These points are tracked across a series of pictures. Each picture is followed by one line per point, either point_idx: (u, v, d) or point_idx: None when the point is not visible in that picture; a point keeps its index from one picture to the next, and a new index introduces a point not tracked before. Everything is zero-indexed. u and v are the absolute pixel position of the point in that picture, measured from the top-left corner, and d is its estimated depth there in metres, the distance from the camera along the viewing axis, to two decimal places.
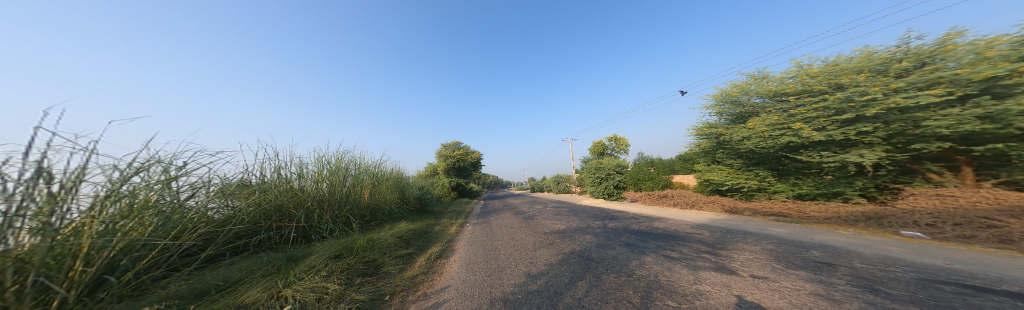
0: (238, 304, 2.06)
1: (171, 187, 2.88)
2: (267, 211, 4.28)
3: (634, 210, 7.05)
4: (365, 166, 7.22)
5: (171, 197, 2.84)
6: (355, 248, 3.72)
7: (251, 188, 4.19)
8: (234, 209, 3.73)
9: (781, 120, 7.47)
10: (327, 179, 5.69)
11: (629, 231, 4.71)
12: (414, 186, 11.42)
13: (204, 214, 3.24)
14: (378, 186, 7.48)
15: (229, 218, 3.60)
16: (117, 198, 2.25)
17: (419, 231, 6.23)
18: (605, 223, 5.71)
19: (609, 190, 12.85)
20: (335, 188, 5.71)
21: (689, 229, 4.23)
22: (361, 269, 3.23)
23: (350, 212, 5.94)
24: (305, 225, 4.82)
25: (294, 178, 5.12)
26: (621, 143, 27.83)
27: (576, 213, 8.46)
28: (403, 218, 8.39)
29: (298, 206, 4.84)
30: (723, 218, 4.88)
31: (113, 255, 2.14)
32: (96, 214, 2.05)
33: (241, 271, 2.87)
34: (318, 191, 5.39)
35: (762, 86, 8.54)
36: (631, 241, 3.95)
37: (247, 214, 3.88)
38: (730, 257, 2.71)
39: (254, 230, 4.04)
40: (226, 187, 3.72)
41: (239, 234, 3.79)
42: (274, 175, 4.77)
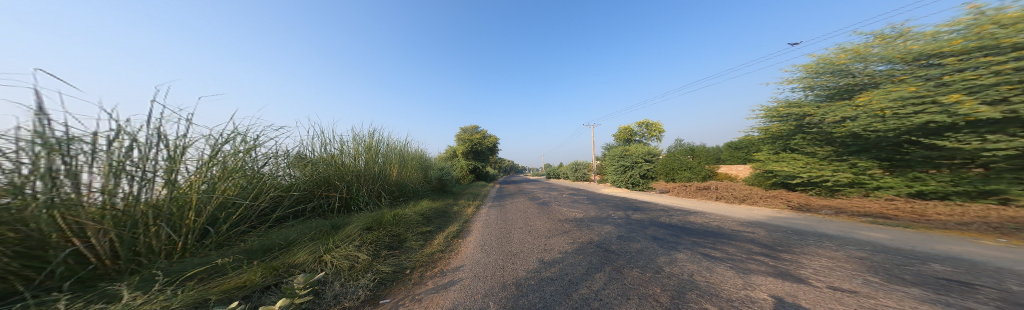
0: (289, 263, 2.28)
1: (253, 155, 3.34)
2: (318, 181, 4.81)
3: (666, 202, 6.30)
4: (392, 146, 7.59)
5: (254, 164, 3.32)
6: (385, 222, 3.93)
7: (309, 160, 4.74)
8: (296, 177, 4.29)
9: (920, 92, 4.91)
10: (365, 157, 6.10)
11: (658, 223, 4.20)
12: (436, 167, 11.98)
13: (276, 180, 3.77)
14: (404, 165, 7.90)
15: (289, 185, 4.10)
16: (214, 163, 2.68)
17: (439, 209, 6.50)
18: (630, 214, 5.20)
19: (633, 180, 11.80)
20: (370, 164, 6.12)
21: (739, 227, 3.55)
22: (387, 242, 3.41)
23: (382, 188, 6.37)
24: (346, 196, 5.31)
25: (339, 154, 5.56)
26: (655, 129, 25.21)
27: (597, 201, 7.95)
28: (425, 196, 8.90)
29: (341, 178, 5.29)
30: (786, 216, 4.01)
31: (211, 212, 2.63)
32: (200, 175, 2.47)
33: (297, 232, 3.26)
34: (358, 167, 5.81)
35: (894, 45, 5.72)
36: (660, 234, 3.49)
37: (301, 184, 4.36)
38: (796, 262, 2.16)
39: (308, 197, 4.59)
40: (290, 160, 4.25)
41: (297, 199, 4.34)
42: (322, 151, 5.23)
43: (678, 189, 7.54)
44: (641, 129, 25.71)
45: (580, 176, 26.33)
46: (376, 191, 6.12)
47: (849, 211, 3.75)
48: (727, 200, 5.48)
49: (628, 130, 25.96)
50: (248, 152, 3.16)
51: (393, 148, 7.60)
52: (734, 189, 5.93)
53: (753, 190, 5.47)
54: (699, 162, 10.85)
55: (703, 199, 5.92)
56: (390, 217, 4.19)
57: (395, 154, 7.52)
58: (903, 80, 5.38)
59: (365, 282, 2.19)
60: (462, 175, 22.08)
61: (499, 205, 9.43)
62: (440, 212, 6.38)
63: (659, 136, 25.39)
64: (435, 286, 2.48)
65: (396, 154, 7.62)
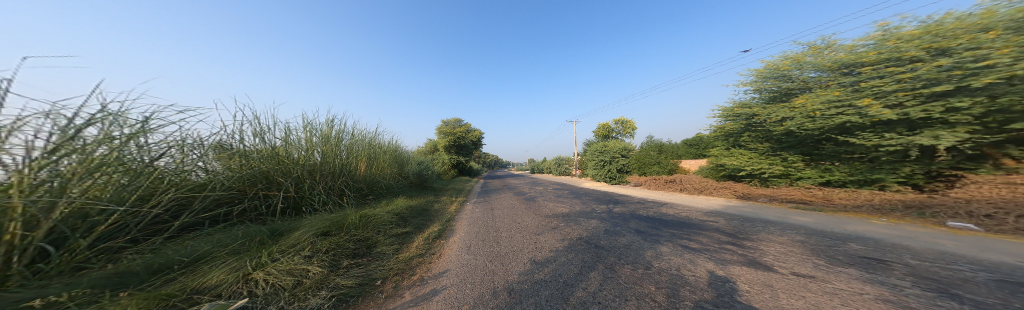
0: (194, 287, 1.73)
1: (139, 143, 2.55)
2: (251, 176, 3.91)
3: (639, 194, 6.83)
4: (359, 139, 6.68)
5: (139, 155, 2.54)
6: (347, 225, 3.39)
7: (233, 150, 3.84)
8: (216, 171, 3.47)
9: (842, 96, 6.17)
10: (319, 148, 5.22)
11: (637, 216, 4.48)
12: (413, 161, 11.15)
13: (181, 177, 2.96)
14: (374, 161, 7.06)
15: (204, 183, 3.23)
16: (67, 152, 1.93)
17: (417, 208, 5.98)
18: (610, 208, 5.50)
19: (611, 174, 12.65)
20: (327, 160, 5.26)
21: (703, 217, 3.96)
22: (350, 249, 2.94)
23: (344, 184, 5.57)
24: (295, 195, 4.44)
25: (279, 144, 4.62)
26: (627, 126, 27.24)
27: (579, 196, 8.30)
28: (402, 193, 8.21)
29: (286, 174, 4.42)
30: (737, 204, 4.64)
31: (58, 222, 1.86)
32: (39, 167, 1.75)
33: (214, 244, 2.56)
34: (311, 161, 4.96)
35: (824, 56, 7.11)
36: (641, 227, 3.71)
37: (224, 180, 3.48)
38: (759, 249, 2.45)
39: (236, 198, 3.66)
40: (203, 151, 3.38)
41: (219, 201, 3.43)
42: (255, 141, 4.29)
43: (649, 182, 8.27)
44: (616, 126, 27.59)
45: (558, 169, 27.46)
46: (335, 188, 5.29)
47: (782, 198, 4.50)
48: (689, 192, 6.16)
49: (605, 126, 27.52)
50: (127, 139, 2.39)
51: (361, 140, 6.75)
52: (693, 181, 6.70)
53: (709, 183, 6.23)
54: (666, 157, 12.10)
55: (670, 192, 6.57)
56: (357, 220, 3.65)
57: (364, 149, 6.67)
58: (832, 85, 6.69)
59: (317, 302, 1.79)
60: (445, 169, 21.02)
61: (482, 201, 9.18)
62: (420, 211, 5.88)
63: (632, 132, 27.53)
64: (414, 297, 2.21)
65: (366, 149, 6.75)
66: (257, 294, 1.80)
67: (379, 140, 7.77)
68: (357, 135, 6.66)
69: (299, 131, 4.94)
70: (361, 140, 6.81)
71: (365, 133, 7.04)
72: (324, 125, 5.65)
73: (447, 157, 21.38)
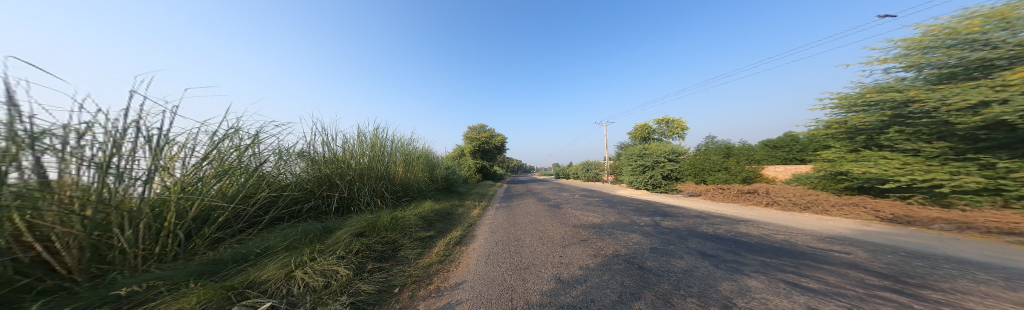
0: (248, 281, 1.76)
1: (256, 151, 3.11)
2: (319, 178, 4.54)
3: (698, 206, 5.39)
4: (395, 143, 7.22)
5: (255, 162, 3.06)
6: (381, 228, 3.49)
7: (311, 160, 4.45)
8: (299, 175, 4.06)
9: None
10: (369, 157, 5.75)
11: (697, 234, 3.40)
12: (441, 165, 11.68)
13: (275, 178, 3.49)
14: (409, 164, 7.50)
15: (286, 184, 3.75)
16: (210, 161, 2.42)
17: (441, 210, 6.05)
18: (656, 221, 4.43)
19: (654, 181, 10.80)
20: (373, 163, 5.78)
21: (818, 244, 2.69)
22: (377, 252, 2.89)
23: (386, 187, 5.98)
24: (346, 196, 4.93)
25: (340, 151, 5.25)
26: (676, 127, 23.52)
27: (613, 204, 7.15)
28: (430, 196, 8.56)
29: (341, 176, 4.92)
30: (880, 231, 3.09)
31: (197, 213, 2.29)
32: (190, 176, 2.22)
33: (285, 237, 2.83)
34: (364, 167, 5.49)
35: None
36: (706, 248, 2.73)
37: (299, 182, 4.05)
38: (960, 305, 1.38)
39: (307, 197, 4.22)
40: (293, 158, 3.98)
41: (295, 199, 3.98)
42: (325, 148, 4.96)
43: (712, 192, 6.55)
44: (659, 127, 23.99)
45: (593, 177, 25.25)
46: (378, 191, 5.71)
47: (982, 227, 2.78)
48: (784, 207, 4.53)
49: (643, 128, 24.33)
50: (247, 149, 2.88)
51: (399, 147, 7.27)
52: (789, 193, 4.87)
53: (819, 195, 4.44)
54: (737, 163, 9.57)
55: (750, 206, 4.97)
56: (389, 220, 3.79)
57: (400, 154, 7.18)
58: None
59: (339, 306, 1.59)
60: (471, 174, 21.94)
61: (505, 206, 8.86)
62: (443, 214, 5.91)
63: (683, 134, 23.65)
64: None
65: (399, 154, 7.24)
66: (292, 293, 1.69)
67: (413, 147, 8.32)
68: (396, 142, 7.23)
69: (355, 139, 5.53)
70: (399, 146, 7.36)
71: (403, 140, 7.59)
72: (375, 135, 6.29)
73: (473, 162, 22.35)
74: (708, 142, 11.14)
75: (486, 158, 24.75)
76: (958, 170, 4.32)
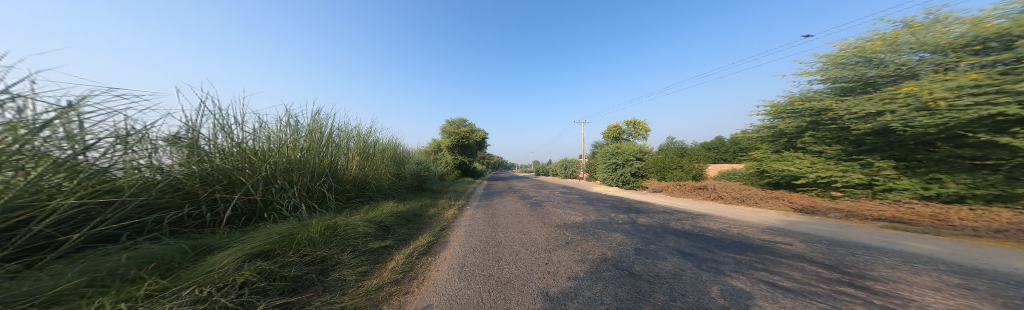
0: None
1: (70, 131, 2.15)
2: (208, 175, 3.30)
3: (664, 202, 5.92)
4: (344, 133, 5.98)
5: (65, 146, 2.07)
6: (299, 242, 2.62)
7: (192, 151, 3.23)
8: (166, 169, 2.88)
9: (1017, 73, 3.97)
10: (298, 147, 4.52)
11: (671, 232, 3.56)
12: (413, 161, 10.54)
13: (105, 176, 2.32)
14: (364, 159, 6.32)
15: (130, 184, 2.51)
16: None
17: (404, 213, 5.20)
18: (632, 218, 4.66)
19: (624, 178, 11.98)
20: (306, 155, 4.60)
21: (767, 236, 3.04)
22: (284, 280, 2.03)
23: (326, 186, 4.88)
24: (259, 199, 3.73)
25: (250, 140, 4.03)
26: (641, 128, 26.01)
27: (590, 202, 7.45)
28: (397, 196, 7.54)
29: (251, 173, 3.73)
30: (801, 220, 3.70)
31: None
32: None
33: (102, 264, 1.81)
34: (289, 160, 4.29)
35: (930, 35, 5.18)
36: (684, 248, 2.81)
37: (163, 180, 2.82)
38: (902, 297, 1.54)
39: (181, 203, 2.97)
40: (150, 146, 2.82)
41: (158, 206, 2.74)
42: (222, 137, 3.68)
43: (672, 188, 7.37)
44: (627, 128, 26.39)
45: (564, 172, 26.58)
46: (312, 191, 4.57)
47: (864, 215, 3.50)
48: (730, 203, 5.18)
49: (615, 128, 26.48)
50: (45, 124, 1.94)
51: (347, 138, 6.04)
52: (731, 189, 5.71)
53: (753, 191, 5.21)
54: (689, 161, 10.95)
55: (704, 201, 5.59)
56: (317, 230, 2.91)
57: (350, 147, 5.98)
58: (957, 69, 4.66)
59: None
60: (447, 171, 20.85)
61: (483, 205, 8.39)
62: (408, 218, 5.09)
63: (645, 134, 26.25)
64: None
65: (352, 147, 6.05)
66: None
67: (372, 140, 7.08)
68: (346, 131, 6.01)
69: (275, 124, 4.31)
70: (349, 137, 6.13)
71: (355, 129, 6.35)
72: (312, 124, 5.07)
73: (449, 158, 21.22)
74: (666, 144, 12.51)
75: (463, 153, 23.65)
76: (846, 169, 5.82)
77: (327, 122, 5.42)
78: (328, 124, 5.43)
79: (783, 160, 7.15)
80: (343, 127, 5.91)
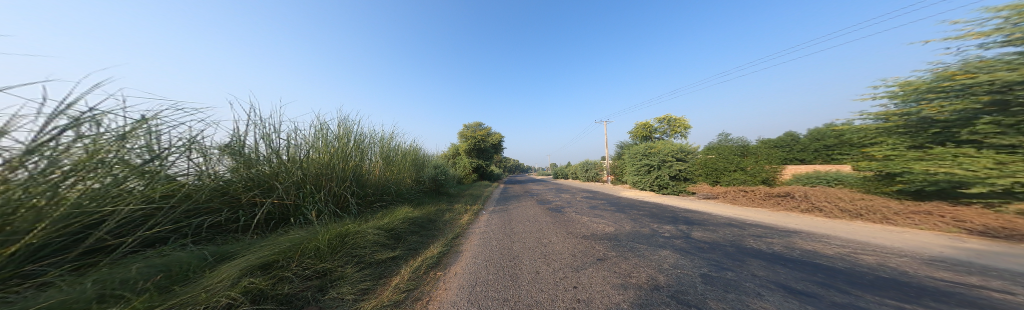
0: None
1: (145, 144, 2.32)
2: (249, 179, 3.42)
3: (726, 212, 4.65)
4: (368, 139, 6.15)
5: (142, 155, 2.26)
6: (311, 251, 2.39)
7: (238, 159, 3.40)
8: (215, 175, 3.03)
9: None
10: (328, 155, 4.66)
11: (748, 252, 2.57)
12: (431, 165, 10.69)
13: (170, 184, 2.48)
14: (381, 163, 6.38)
15: (185, 190, 2.63)
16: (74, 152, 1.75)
17: (418, 218, 5.01)
18: (683, 231, 3.66)
19: (661, 182, 10.27)
20: (335, 161, 4.71)
21: (938, 272, 1.91)
22: (284, 297, 1.67)
23: (350, 191, 4.93)
24: (288, 203, 3.74)
25: (287, 148, 4.21)
26: (678, 126, 23.05)
27: (623, 208, 6.40)
28: (414, 200, 7.57)
29: (283, 177, 3.80)
30: (988, 249, 2.35)
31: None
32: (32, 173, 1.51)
33: (126, 267, 1.64)
34: (317, 166, 4.40)
35: None
36: (785, 279, 1.89)
37: (207, 184, 2.90)
38: None
39: (219, 209, 3.00)
40: (203, 153, 3.02)
41: (201, 210, 2.79)
42: (262, 145, 3.84)
43: (733, 193, 5.93)
44: (659, 125, 23.58)
45: (591, 177, 24.80)
46: (336, 194, 4.61)
47: None
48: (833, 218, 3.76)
49: (648, 127, 23.82)
50: (125, 139, 2.11)
51: (371, 139, 6.24)
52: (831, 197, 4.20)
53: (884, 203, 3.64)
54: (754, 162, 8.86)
55: (789, 215, 4.21)
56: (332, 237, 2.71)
57: (370, 154, 6.08)
58: None
59: None
60: (466, 174, 21.29)
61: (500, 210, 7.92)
62: (421, 223, 4.87)
63: (684, 133, 23.09)
64: None
65: (372, 152, 6.17)
66: None
67: (391, 145, 7.22)
68: (369, 138, 6.17)
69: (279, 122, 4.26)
70: (371, 141, 6.29)
71: (376, 136, 6.51)
72: (342, 132, 5.27)
73: (468, 161, 21.58)
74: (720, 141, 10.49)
75: (482, 157, 23.82)
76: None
77: (353, 132, 5.62)
78: (353, 132, 5.61)
79: (930, 159, 4.34)
80: (366, 134, 6.07)
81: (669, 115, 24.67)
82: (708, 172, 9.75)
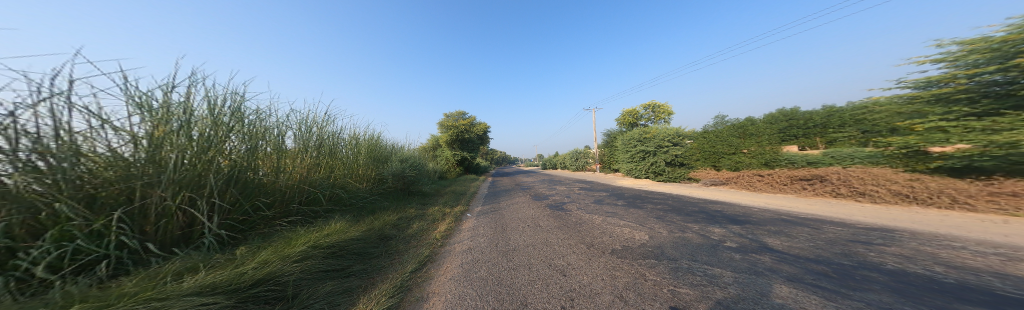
0: None
1: None
2: None
3: (761, 206, 3.95)
4: (257, 124, 3.84)
5: None
6: None
7: None
8: None
9: None
10: (154, 145, 2.43)
11: (918, 281, 1.54)
12: (401, 159, 8.70)
13: None
14: (283, 166, 4.20)
15: None
16: None
17: (336, 235, 3.18)
18: (749, 237, 2.68)
19: (657, 169, 10.13)
20: (173, 152, 2.52)
21: None
22: None
23: (206, 205, 2.83)
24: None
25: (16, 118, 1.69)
26: (660, 111, 23.69)
27: (633, 202, 5.54)
28: (365, 208, 5.77)
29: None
30: None
31: None
32: None
33: None
34: (106, 171, 2.14)
35: None
36: None
37: None
38: None
39: None
40: None
41: None
42: None
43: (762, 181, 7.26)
44: (645, 112, 24.04)
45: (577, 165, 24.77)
46: (169, 212, 2.48)
47: None
48: (913, 206, 4.32)
49: (632, 112, 24.29)
50: None
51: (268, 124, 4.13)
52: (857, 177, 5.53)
53: (954, 188, 4.26)
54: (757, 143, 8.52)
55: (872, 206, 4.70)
56: None
57: (260, 147, 3.79)
58: None
59: None
60: (446, 168, 19.45)
61: (485, 214, 6.46)
62: (353, 252, 3.07)
63: (665, 118, 23.87)
64: None
65: (267, 146, 3.97)
66: None
67: (304, 138, 4.92)
68: (258, 123, 3.87)
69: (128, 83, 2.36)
70: (267, 126, 4.11)
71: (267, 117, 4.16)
72: (205, 112, 3.02)
73: (449, 154, 19.83)
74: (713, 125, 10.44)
75: (464, 149, 21.84)
76: None
77: (230, 114, 3.34)
78: (229, 113, 3.34)
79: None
80: (251, 119, 3.76)
81: (652, 101, 25.14)
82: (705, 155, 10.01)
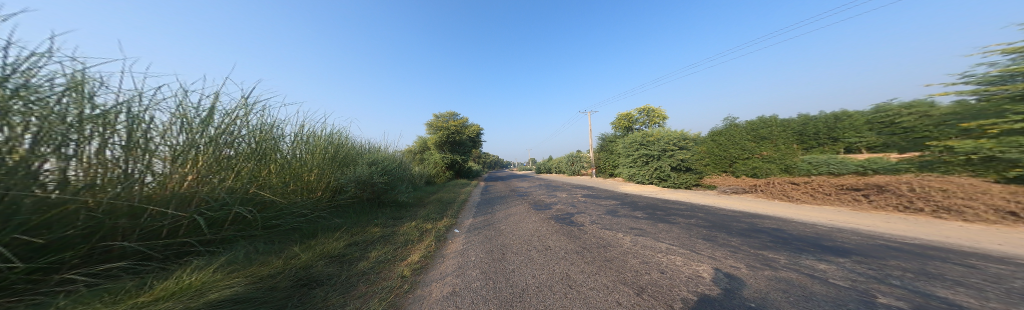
0: None
1: None
2: None
3: (826, 226, 3.21)
4: (71, 106, 2.04)
5: None
6: None
7: None
8: None
9: None
10: None
11: None
12: (366, 161, 7.10)
13: None
14: (125, 186, 2.40)
15: None
16: None
17: (176, 296, 1.59)
18: (895, 284, 1.74)
19: (661, 174, 9.65)
20: None
21: None
22: None
23: None
24: None
25: None
26: (654, 116, 24.21)
27: (656, 215, 4.68)
28: (297, 233, 4.19)
29: None
30: None
31: None
32: None
33: None
34: None
35: None
36: None
37: None
38: None
39: None
40: None
41: None
42: None
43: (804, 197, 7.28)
44: (641, 115, 24.33)
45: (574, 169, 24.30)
46: None
47: None
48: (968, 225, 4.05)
49: (626, 116, 24.62)
50: None
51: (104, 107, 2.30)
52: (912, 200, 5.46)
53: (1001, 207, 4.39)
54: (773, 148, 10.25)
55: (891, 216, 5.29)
56: None
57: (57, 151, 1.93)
58: None
59: None
60: (435, 172, 17.72)
61: (476, 230, 5.17)
62: None
63: (660, 123, 24.38)
64: None
65: (79, 145, 2.11)
66: None
67: (188, 143, 3.08)
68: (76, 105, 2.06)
69: None
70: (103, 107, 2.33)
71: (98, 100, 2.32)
72: None
73: (439, 157, 18.19)
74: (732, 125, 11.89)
75: (456, 151, 20.22)
76: None
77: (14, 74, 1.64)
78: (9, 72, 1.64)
79: None
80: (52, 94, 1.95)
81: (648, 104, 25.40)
82: (716, 160, 11.91)
